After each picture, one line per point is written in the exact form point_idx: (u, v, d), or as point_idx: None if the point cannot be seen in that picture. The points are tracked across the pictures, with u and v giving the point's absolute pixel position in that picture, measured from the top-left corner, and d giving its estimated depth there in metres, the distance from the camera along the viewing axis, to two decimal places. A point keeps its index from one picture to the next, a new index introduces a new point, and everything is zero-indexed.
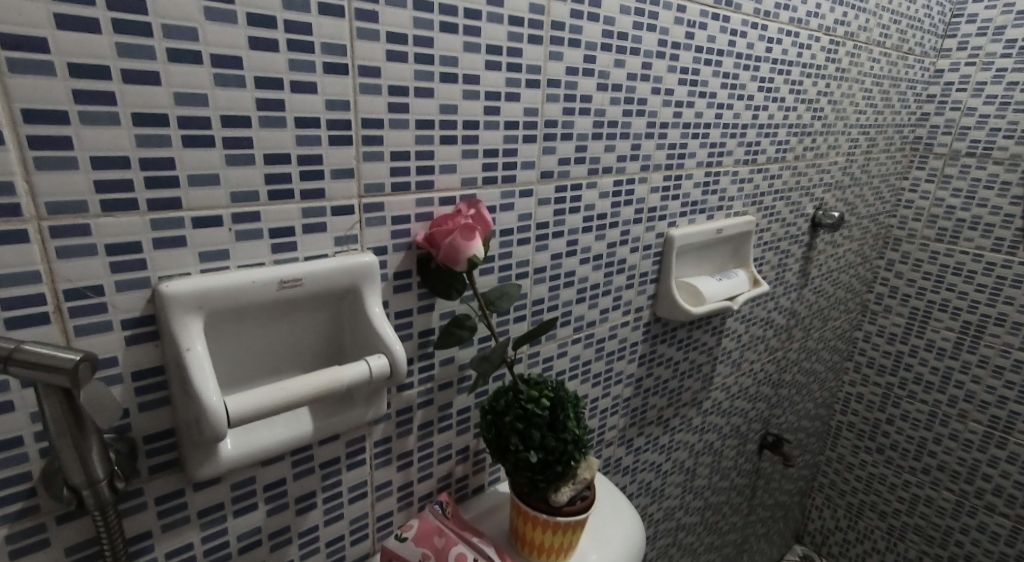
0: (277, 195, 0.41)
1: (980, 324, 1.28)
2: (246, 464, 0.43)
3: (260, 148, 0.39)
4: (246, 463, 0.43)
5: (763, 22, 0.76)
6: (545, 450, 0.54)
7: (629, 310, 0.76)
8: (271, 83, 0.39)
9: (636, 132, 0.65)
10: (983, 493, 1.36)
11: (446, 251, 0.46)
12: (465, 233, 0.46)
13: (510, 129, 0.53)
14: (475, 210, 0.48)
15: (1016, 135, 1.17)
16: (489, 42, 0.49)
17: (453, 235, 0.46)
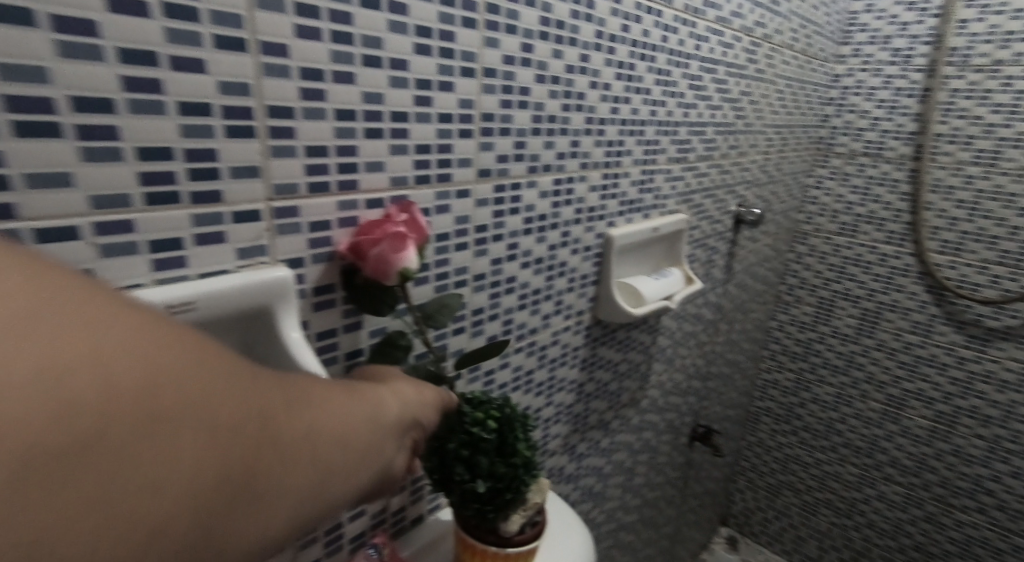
0: (158, 200, 0.33)
1: (877, 311, 1.39)
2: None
3: (131, 140, 0.31)
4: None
5: (692, 20, 0.75)
6: (494, 477, 0.48)
7: (570, 314, 0.73)
8: (141, 58, 0.30)
9: (575, 129, 0.62)
10: (882, 465, 1.47)
11: (373, 264, 0.40)
12: (395, 242, 0.40)
13: (443, 123, 0.48)
14: (408, 214, 0.42)
15: (903, 136, 1.27)
16: (418, 23, 0.43)
17: (380, 245, 0.40)
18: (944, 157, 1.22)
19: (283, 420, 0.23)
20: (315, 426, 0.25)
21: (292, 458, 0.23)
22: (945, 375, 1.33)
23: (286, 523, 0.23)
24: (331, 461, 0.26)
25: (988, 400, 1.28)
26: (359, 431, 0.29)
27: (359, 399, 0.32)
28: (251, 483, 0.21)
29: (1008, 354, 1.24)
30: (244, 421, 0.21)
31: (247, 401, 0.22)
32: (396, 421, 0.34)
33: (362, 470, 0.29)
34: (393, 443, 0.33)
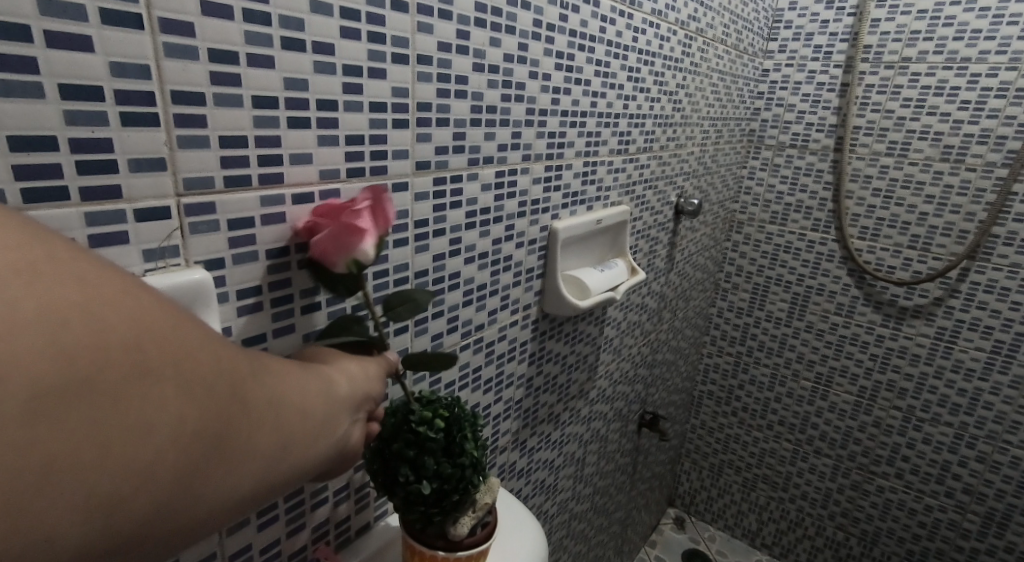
0: (40, 197, 0.29)
1: (807, 294, 1.47)
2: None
3: (0, 127, 0.27)
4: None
5: (629, 11, 0.75)
6: (440, 478, 0.46)
7: (517, 309, 0.72)
8: (5, 31, 0.26)
9: (515, 120, 0.61)
10: (813, 439, 1.56)
11: (322, 247, 0.38)
12: (348, 233, 0.37)
13: (376, 112, 0.45)
14: (372, 199, 0.37)
15: (826, 129, 1.34)
16: (343, 4, 0.40)
17: (333, 232, 0.37)
18: (862, 148, 1.30)
19: (240, 385, 0.24)
20: (270, 395, 0.26)
21: (248, 424, 0.25)
22: (866, 352, 1.42)
23: (243, 481, 0.25)
24: (286, 427, 0.27)
25: (903, 374, 1.38)
26: (314, 405, 0.30)
27: (312, 374, 0.32)
28: (211, 441, 0.22)
29: (920, 331, 1.33)
30: (203, 380, 0.22)
31: (208, 363, 0.23)
32: (351, 396, 0.35)
33: (315, 439, 0.30)
34: (348, 417, 0.34)
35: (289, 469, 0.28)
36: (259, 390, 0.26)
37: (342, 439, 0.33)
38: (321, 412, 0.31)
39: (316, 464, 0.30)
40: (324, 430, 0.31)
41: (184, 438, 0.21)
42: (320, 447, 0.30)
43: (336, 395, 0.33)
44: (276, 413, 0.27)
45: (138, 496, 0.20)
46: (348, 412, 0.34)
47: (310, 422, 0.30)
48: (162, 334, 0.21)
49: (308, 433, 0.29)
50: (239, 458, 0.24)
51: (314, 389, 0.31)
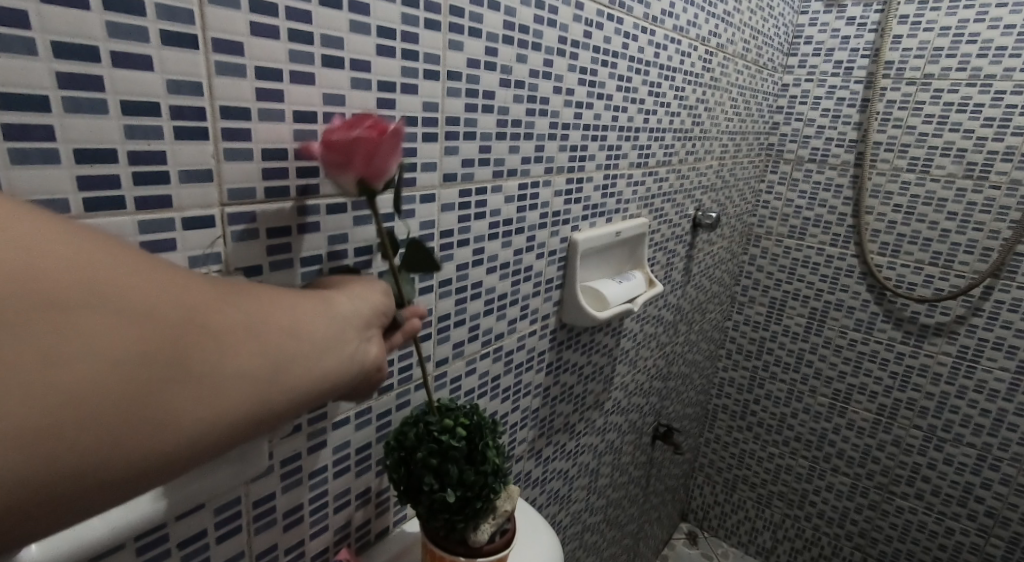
0: (99, 205, 0.31)
1: (825, 310, 1.45)
2: (106, 531, 0.34)
3: (66, 141, 0.29)
4: (106, 525, 0.34)
5: (651, 28, 0.76)
6: (464, 487, 0.47)
7: (536, 319, 0.73)
8: (76, 53, 0.28)
9: (539, 133, 0.62)
10: (831, 457, 1.55)
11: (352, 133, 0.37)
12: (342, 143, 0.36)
13: (407, 125, 0.46)
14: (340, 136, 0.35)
15: (845, 144, 1.34)
16: (380, 23, 0.42)
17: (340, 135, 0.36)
18: (882, 164, 1.29)
19: (224, 309, 0.24)
20: (264, 316, 0.25)
21: (245, 343, 0.24)
22: (885, 370, 1.40)
23: (257, 402, 0.24)
24: (293, 345, 0.26)
25: (923, 392, 1.36)
26: (325, 322, 0.29)
27: (316, 295, 0.31)
28: (199, 363, 0.22)
29: (941, 349, 1.31)
30: (172, 304, 0.21)
31: (173, 290, 0.22)
32: (370, 312, 0.34)
33: (325, 354, 0.29)
34: (364, 332, 0.33)
35: (300, 388, 0.27)
36: (247, 311, 0.25)
37: (364, 354, 0.32)
38: (334, 330, 0.30)
39: (341, 381, 0.30)
40: (342, 346, 0.30)
41: (164, 363, 0.20)
42: (343, 363, 0.30)
43: (351, 313, 0.32)
44: (276, 332, 0.26)
45: (134, 422, 0.20)
46: (369, 328, 0.33)
47: (323, 338, 0.29)
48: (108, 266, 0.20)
49: (323, 349, 0.28)
50: (244, 378, 0.23)
51: (322, 307, 0.30)
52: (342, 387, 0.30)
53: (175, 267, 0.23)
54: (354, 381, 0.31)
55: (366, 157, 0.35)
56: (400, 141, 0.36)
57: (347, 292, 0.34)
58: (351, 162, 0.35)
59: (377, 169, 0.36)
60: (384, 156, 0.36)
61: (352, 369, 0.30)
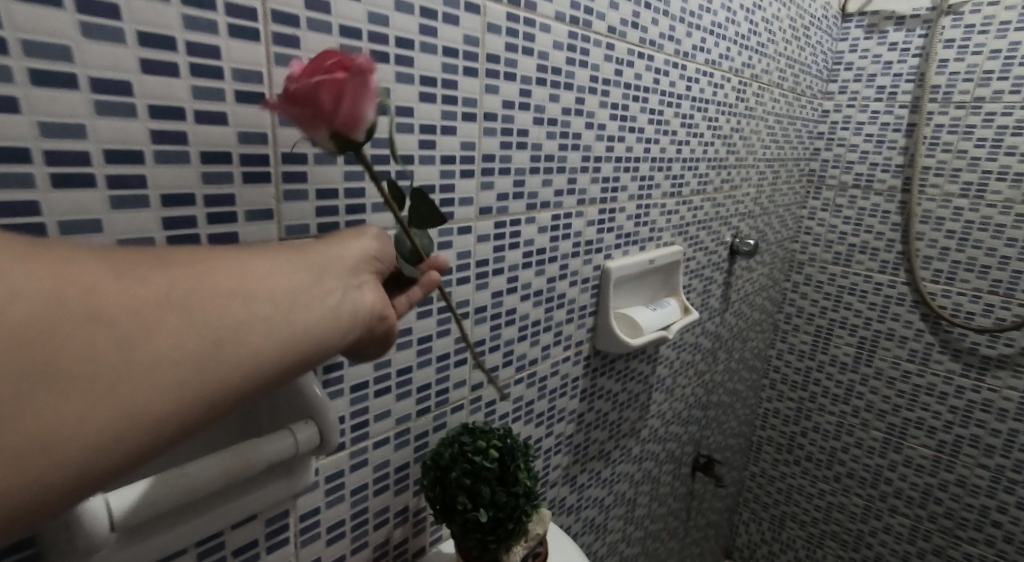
0: (179, 242, 0.35)
1: (874, 339, 1.40)
2: (177, 537, 0.38)
3: (156, 188, 0.33)
4: (174, 530, 0.38)
5: (683, 62, 0.78)
6: (496, 506, 0.49)
7: (570, 344, 0.74)
8: (166, 113, 0.33)
9: (572, 167, 0.65)
10: (886, 495, 1.47)
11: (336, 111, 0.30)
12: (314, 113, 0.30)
13: (447, 164, 0.50)
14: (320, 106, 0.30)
15: (891, 170, 1.30)
16: (423, 73, 0.46)
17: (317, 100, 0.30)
18: (932, 189, 1.25)
19: (141, 279, 0.24)
20: (178, 279, 0.25)
21: (156, 306, 0.23)
22: (944, 404, 1.33)
23: (187, 363, 0.23)
24: (221, 304, 0.26)
25: (988, 429, 1.29)
26: (272, 278, 0.28)
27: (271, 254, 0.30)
28: (91, 330, 0.21)
29: (1006, 383, 1.24)
30: (53, 280, 0.21)
31: (55, 267, 0.22)
32: (338, 267, 0.33)
33: (291, 308, 0.28)
34: (343, 284, 0.32)
35: (271, 341, 0.27)
36: (158, 277, 0.24)
37: (343, 304, 0.31)
38: (283, 285, 0.29)
39: (303, 336, 0.28)
40: (295, 301, 0.29)
41: (46, 331, 0.20)
42: (309, 318, 0.29)
43: (313, 268, 0.31)
44: (199, 293, 0.25)
45: (35, 387, 0.20)
46: (337, 282, 0.32)
47: (267, 294, 0.27)
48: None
49: (266, 303, 0.27)
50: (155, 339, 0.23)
51: (271, 267, 0.29)
52: (310, 343, 0.29)
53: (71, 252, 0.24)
54: (324, 337, 0.29)
55: (334, 103, 0.30)
56: (370, 76, 0.30)
57: (320, 248, 0.33)
58: (322, 113, 0.30)
59: (351, 116, 0.31)
60: (356, 98, 0.30)
61: (316, 322, 0.29)
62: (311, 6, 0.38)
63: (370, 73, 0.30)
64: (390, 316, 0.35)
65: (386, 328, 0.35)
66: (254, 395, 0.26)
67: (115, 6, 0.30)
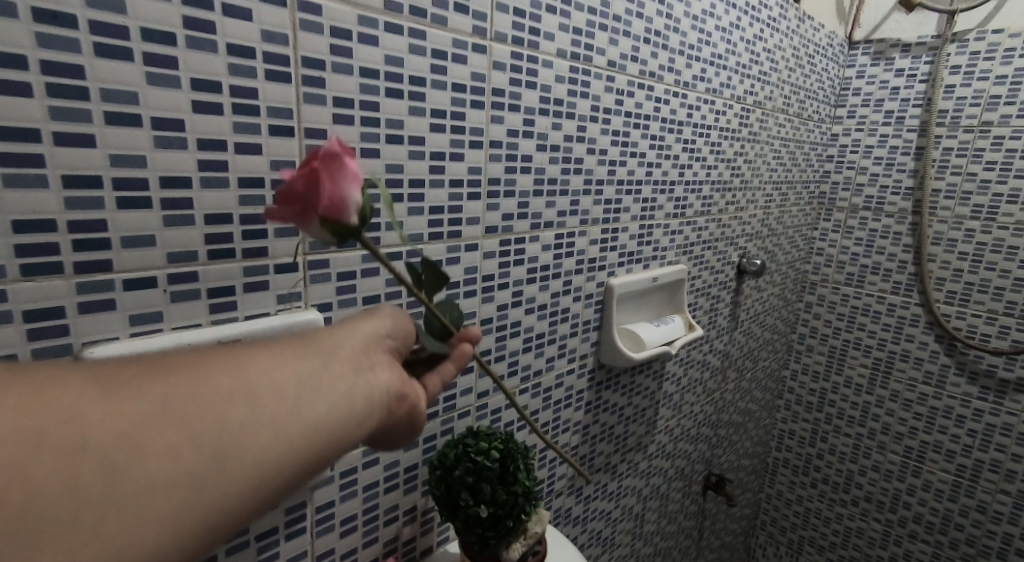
0: (218, 255, 0.40)
1: (889, 361, 1.40)
2: None
3: (200, 209, 0.39)
4: None
5: (683, 91, 0.83)
6: (496, 504, 0.52)
7: (574, 357, 0.78)
8: (210, 146, 0.38)
9: (574, 189, 0.69)
10: (906, 521, 1.44)
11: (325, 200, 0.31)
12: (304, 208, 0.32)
13: (455, 187, 0.55)
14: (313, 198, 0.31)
15: (901, 192, 1.31)
16: (433, 107, 0.51)
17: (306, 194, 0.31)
18: (943, 212, 1.26)
19: (174, 381, 0.26)
20: (200, 388, 0.26)
21: (187, 406, 0.25)
22: (962, 427, 1.31)
23: (217, 460, 0.25)
24: (240, 410, 0.27)
25: (1008, 454, 1.26)
26: (287, 373, 0.30)
27: (287, 343, 0.32)
28: (120, 456, 0.23)
29: None
30: (79, 414, 0.23)
31: (83, 396, 0.23)
32: (353, 349, 0.34)
33: (313, 394, 0.30)
34: (360, 366, 0.34)
35: (294, 431, 0.29)
36: (179, 389, 0.26)
37: (361, 386, 0.33)
38: (299, 378, 0.30)
39: (319, 428, 0.30)
40: (312, 393, 0.30)
41: (79, 449, 0.22)
42: (328, 403, 0.31)
43: (327, 355, 0.32)
44: (224, 387, 0.27)
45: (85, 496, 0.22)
46: (352, 365, 0.33)
47: (284, 390, 0.29)
48: (18, 389, 0.22)
49: (283, 401, 0.29)
50: (179, 456, 0.24)
51: (285, 361, 0.30)
52: (326, 434, 0.30)
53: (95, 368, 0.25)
54: (340, 426, 0.31)
55: (316, 191, 0.31)
56: (344, 156, 0.31)
57: (335, 332, 0.35)
58: (309, 204, 0.32)
59: (332, 199, 0.32)
60: (334, 180, 0.31)
61: (330, 411, 0.30)
62: (337, 52, 0.43)
63: (342, 152, 0.31)
64: (411, 396, 0.37)
65: (405, 405, 0.37)
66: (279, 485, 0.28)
67: (173, 59, 0.36)
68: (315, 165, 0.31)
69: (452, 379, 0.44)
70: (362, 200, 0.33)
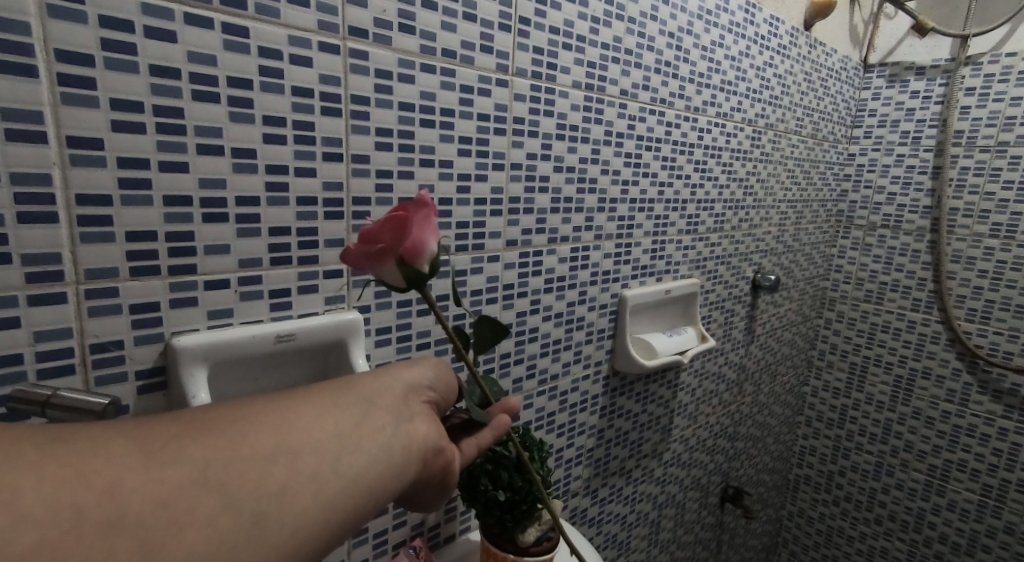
0: (278, 262, 0.48)
1: (910, 378, 1.39)
2: None
3: (266, 223, 0.46)
4: None
5: (693, 116, 0.88)
6: (512, 489, 0.58)
7: (589, 363, 0.83)
8: (275, 170, 0.46)
9: (589, 207, 0.75)
10: (931, 541, 1.42)
11: (412, 247, 0.35)
12: (384, 251, 0.35)
13: (479, 205, 0.62)
14: (406, 241, 0.35)
15: (920, 210, 1.33)
16: (460, 134, 0.58)
17: (395, 236, 0.35)
18: (961, 230, 1.28)
19: (223, 436, 0.27)
20: (245, 448, 0.27)
21: (237, 461, 0.27)
22: (987, 446, 1.30)
23: (266, 514, 0.26)
24: (282, 469, 0.28)
25: None
26: (326, 428, 0.31)
27: (328, 397, 0.33)
28: (179, 507, 0.24)
29: None
30: (131, 480, 0.24)
31: (133, 461, 0.24)
32: (388, 401, 0.35)
33: (354, 447, 0.31)
34: (397, 417, 0.35)
35: (337, 484, 0.30)
36: (224, 452, 0.27)
37: (398, 437, 0.34)
38: (337, 433, 0.31)
39: (358, 484, 0.31)
40: (350, 449, 0.31)
41: (139, 503, 0.23)
42: (369, 455, 0.32)
43: (363, 409, 0.34)
44: (272, 441, 0.28)
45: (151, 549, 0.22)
46: (387, 417, 0.34)
47: (322, 447, 0.30)
48: (86, 451, 0.24)
49: (321, 457, 0.30)
50: (225, 518, 0.25)
51: (327, 413, 0.32)
52: (362, 489, 0.31)
53: (148, 431, 0.26)
54: (375, 481, 0.32)
55: (400, 236, 0.35)
56: (432, 212, 0.35)
57: (375, 381, 0.36)
58: (391, 248, 0.35)
59: (414, 244, 0.35)
60: (419, 229, 0.35)
61: (368, 464, 0.31)
62: (379, 90, 0.51)
63: (429, 207, 0.35)
64: (447, 450, 0.38)
65: (440, 459, 0.38)
66: (321, 538, 0.29)
67: (249, 100, 0.43)
68: (407, 215, 0.35)
69: (487, 447, 0.45)
70: (437, 252, 0.37)
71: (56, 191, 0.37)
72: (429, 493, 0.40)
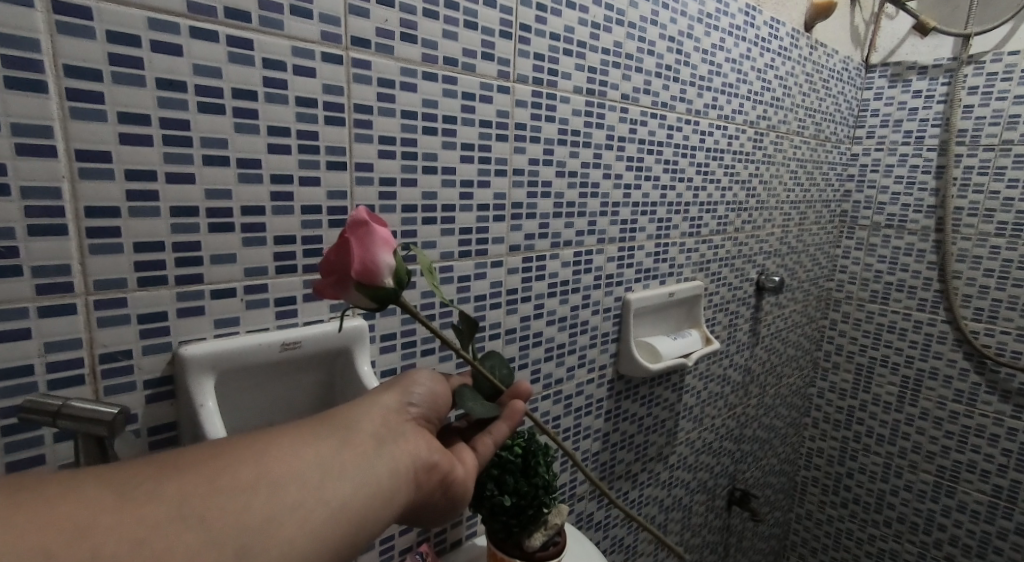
0: (284, 270, 0.48)
1: (917, 379, 1.39)
2: None
3: (271, 232, 0.47)
4: None
5: (695, 119, 0.89)
6: (518, 494, 0.58)
7: (593, 367, 0.83)
8: (281, 180, 0.46)
9: (591, 211, 0.75)
10: (941, 543, 1.41)
11: (362, 267, 0.35)
12: (341, 279, 0.36)
13: (482, 210, 0.62)
14: (354, 263, 0.35)
15: (924, 210, 1.33)
16: (463, 140, 0.59)
17: (345, 262, 0.35)
18: (966, 229, 1.27)
19: (201, 472, 0.28)
20: (224, 482, 0.28)
21: (216, 494, 0.27)
22: (995, 447, 1.29)
23: (249, 546, 0.27)
24: (264, 500, 0.28)
25: None
26: (308, 457, 0.31)
27: (311, 426, 0.33)
28: (156, 545, 0.24)
29: None
30: (106, 519, 0.24)
31: (108, 502, 0.25)
32: (373, 424, 0.36)
33: (338, 472, 0.31)
34: (382, 439, 0.35)
35: (322, 509, 0.30)
36: (204, 485, 0.27)
37: (384, 459, 0.34)
38: (320, 459, 0.31)
39: (344, 509, 0.31)
40: (333, 474, 0.31)
41: (113, 543, 0.23)
42: (354, 480, 0.32)
43: (347, 433, 0.34)
44: (251, 474, 0.29)
45: None
46: (373, 440, 0.35)
47: (304, 474, 0.30)
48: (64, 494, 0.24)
49: (303, 485, 0.30)
50: (207, 552, 0.25)
51: (309, 442, 0.32)
52: (349, 513, 0.31)
53: (126, 472, 0.27)
54: (363, 504, 0.32)
55: (349, 260, 0.35)
56: (372, 227, 0.35)
57: (359, 406, 0.37)
58: (346, 274, 0.36)
59: (364, 265, 0.35)
60: (364, 248, 0.35)
61: (354, 488, 0.32)
62: (382, 98, 0.51)
63: (368, 224, 0.35)
64: (442, 465, 0.38)
65: (435, 475, 0.38)
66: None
67: (254, 111, 0.44)
68: (348, 238, 0.35)
69: (506, 437, 0.46)
70: (394, 264, 0.36)
71: (65, 204, 0.37)
72: (433, 511, 0.40)
